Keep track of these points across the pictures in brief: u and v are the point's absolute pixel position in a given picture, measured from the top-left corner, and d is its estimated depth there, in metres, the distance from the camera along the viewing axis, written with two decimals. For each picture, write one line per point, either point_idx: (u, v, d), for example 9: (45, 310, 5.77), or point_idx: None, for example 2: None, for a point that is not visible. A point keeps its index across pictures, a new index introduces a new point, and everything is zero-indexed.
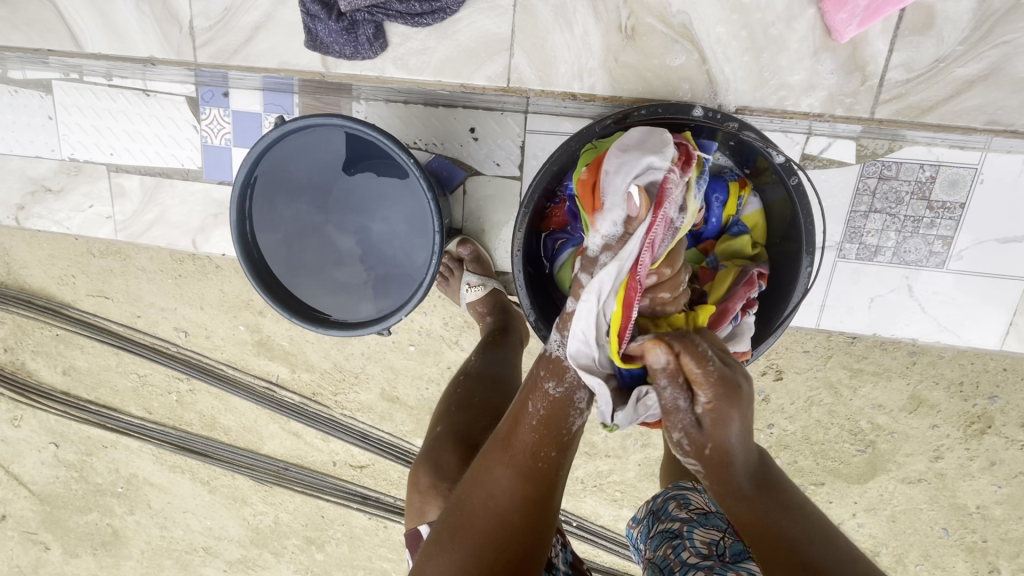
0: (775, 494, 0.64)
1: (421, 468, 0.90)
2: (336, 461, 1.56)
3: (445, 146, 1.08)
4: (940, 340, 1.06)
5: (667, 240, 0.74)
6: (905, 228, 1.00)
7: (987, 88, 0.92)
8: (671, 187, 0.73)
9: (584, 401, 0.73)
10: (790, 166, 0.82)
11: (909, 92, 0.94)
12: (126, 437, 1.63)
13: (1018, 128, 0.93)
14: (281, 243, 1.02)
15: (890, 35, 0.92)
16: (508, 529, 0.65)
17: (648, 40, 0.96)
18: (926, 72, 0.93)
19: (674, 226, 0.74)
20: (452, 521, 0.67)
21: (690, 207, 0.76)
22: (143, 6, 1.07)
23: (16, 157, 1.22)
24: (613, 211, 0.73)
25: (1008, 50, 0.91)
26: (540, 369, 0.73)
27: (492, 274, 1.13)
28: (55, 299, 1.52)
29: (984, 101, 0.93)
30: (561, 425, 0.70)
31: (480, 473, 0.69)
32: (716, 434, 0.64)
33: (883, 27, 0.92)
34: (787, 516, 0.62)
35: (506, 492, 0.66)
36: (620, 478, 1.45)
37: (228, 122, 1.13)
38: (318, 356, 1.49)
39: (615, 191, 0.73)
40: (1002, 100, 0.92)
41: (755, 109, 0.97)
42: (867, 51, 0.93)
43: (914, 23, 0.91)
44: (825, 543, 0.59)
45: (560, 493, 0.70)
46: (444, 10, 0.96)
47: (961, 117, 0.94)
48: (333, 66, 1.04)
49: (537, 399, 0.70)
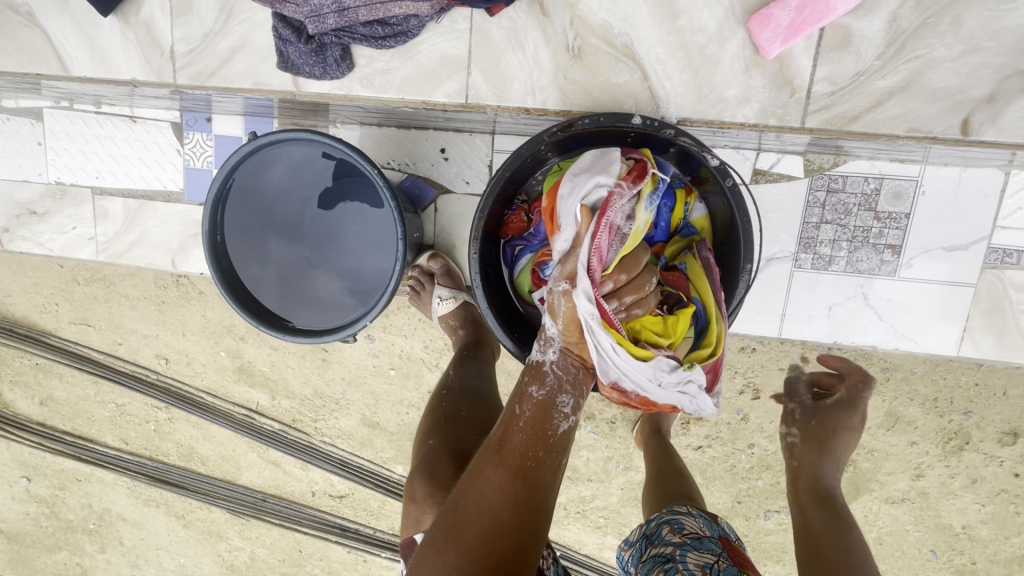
0: (828, 507, 1.02)
1: (418, 478, 0.93)
2: (315, 491, 1.54)
3: (416, 166, 1.13)
4: (898, 347, 1.08)
5: (616, 246, 0.78)
6: (855, 239, 1.04)
7: (905, 99, 0.94)
8: (617, 198, 0.77)
9: (568, 405, 0.76)
10: (725, 169, 0.85)
11: (834, 104, 0.96)
12: (101, 469, 1.61)
13: (938, 135, 0.95)
14: (257, 264, 1.07)
15: (812, 52, 0.94)
16: (498, 527, 0.67)
17: (594, 59, 0.98)
18: (848, 84, 0.95)
19: (622, 232, 0.78)
20: (446, 522, 0.70)
21: (639, 216, 0.80)
22: (128, 32, 1.09)
23: (6, 182, 1.26)
24: (565, 230, 0.77)
25: (922, 63, 0.93)
26: (523, 375, 0.78)
27: (463, 287, 1.16)
28: (37, 327, 1.53)
29: (904, 111, 0.95)
30: (545, 426, 0.74)
31: (472, 477, 0.72)
32: (827, 426, 1.10)
33: (805, 44, 0.94)
34: (849, 538, 0.95)
35: (496, 492, 0.69)
36: (603, 503, 1.44)
37: (211, 146, 1.18)
38: (299, 382, 1.49)
39: (566, 211, 0.78)
40: (920, 110, 0.94)
41: (695, 120, 0.98)
42: (793, 66, 0.95)
43: (834, 40, 0.94)
44: (863, 558, 0.92)
45: (551, 496, 0.72)
46: (406, 34, 0.99)
47: (886, 125, 0.96)
48: (304, 86, 1.05)
49: (524, 402, 0.75)
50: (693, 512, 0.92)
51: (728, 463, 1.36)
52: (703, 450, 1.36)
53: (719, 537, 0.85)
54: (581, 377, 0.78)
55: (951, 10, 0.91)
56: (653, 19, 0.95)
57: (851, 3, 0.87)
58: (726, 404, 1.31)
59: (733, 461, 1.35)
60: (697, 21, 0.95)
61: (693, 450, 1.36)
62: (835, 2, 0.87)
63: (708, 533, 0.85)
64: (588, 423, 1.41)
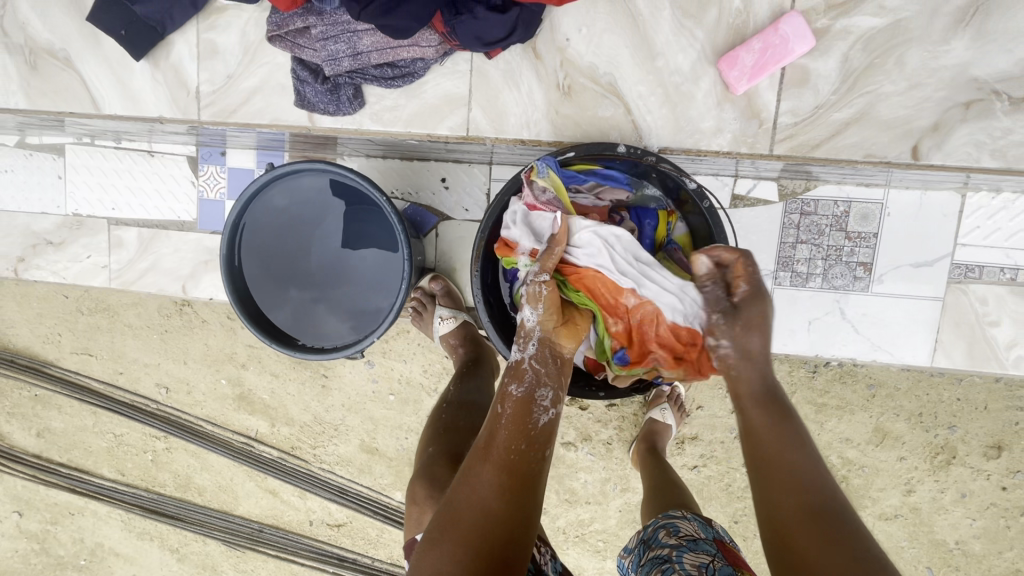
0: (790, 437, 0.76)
1: (419, 482, 0.99)
2: (313, 520, 1.55)
3: (419, 195, 1.21)
4: (877, 359, 1.15)
5: (560, 206, 0.92)
6: (829, 257, 1.12)
7: (862, 128, 1.02)
8: (529, 194, 0.92)
9: (546, 399, 0.83)
10: (702, 192, 0.94)
11: (799, 133, 1.03)
12: (95, 502, 1.62)
13: (892, 159, 1.02)
14: (270, 288, 1.14)
15: (776, 87, 1.03)
16: (490, 518, 0.71)
17: (582, 96, 1.06)
18: (809, 117, 1.03)
19: (554, 197, 0.92)
20: (440, 520, 0.73)
21: (553, 182, 0.91)
22: (157, 75, 1.14)
23: (24, 215, 1.33)
24: (525, 240, 0.91)
25: (873, 98, 1.01)
26: (503, 377, 0.85)
27: (462, 307, 1.22)
28: (39, 357, 1.56)
29: (861, 139, 1.02)
30: (526, 420, 0.79)
31: (463, 475, 0.76)
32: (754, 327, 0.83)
33: (770, 81, 1.02)
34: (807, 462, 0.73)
35: (486, 485, 0.73)
36: (601, 526, 1.45)
37: (224, 178, 1.25)
38: (298, 409, 1.50)
39: (516, 234, 0.92)
40: (874, 138, 1.02)
41: (674, 150, 1.07)
42: (760, 100, 1.03)
43: (794, 78, 1.02)
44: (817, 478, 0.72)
45: (539, 488, 0.76)
46: (412, 75, 1.07)
47: (844, 152, 1.03)
48: (318, 121, 1.12)
49: (505, 401, 0.81)
50: (687, 515, 0.94)
51: (724, 481, 1.39)
52: (699, 469, 1.39)
53: (714, 539, 0.87)
54: (556, 369, 0.86)
55: (898, 49, 0.99)
56: (633, 60, 1.04)
57: (806, 45, 0.99)
58: (720, 422, 1.36)
59: (729, 479, 1.38)
60: (673, 62, 1.04)
61: (690, 470, 1.39)
62: (791, 46, 0.99)
63: (703, 535, 0.87)
64: (585, 445, 1.43)
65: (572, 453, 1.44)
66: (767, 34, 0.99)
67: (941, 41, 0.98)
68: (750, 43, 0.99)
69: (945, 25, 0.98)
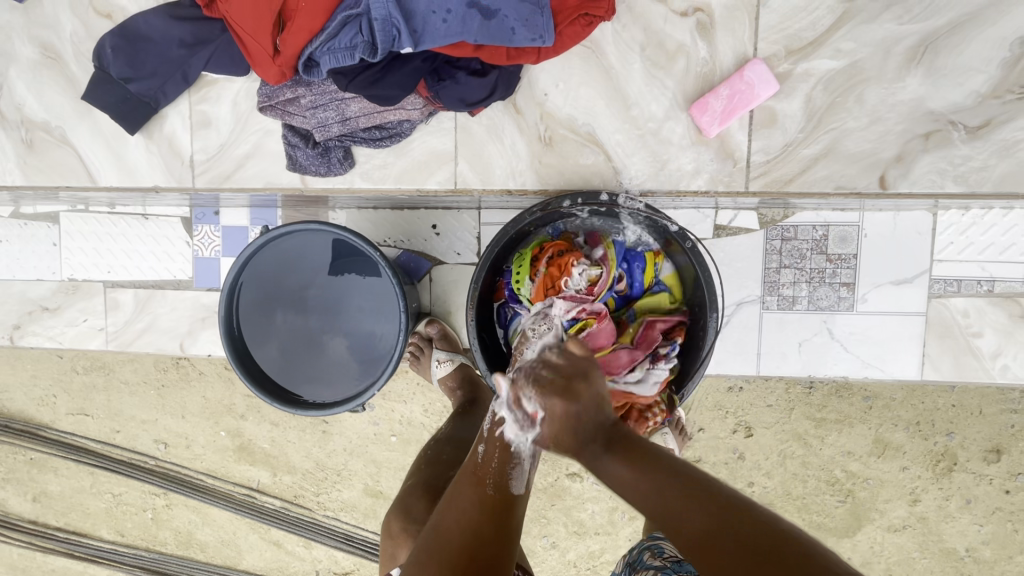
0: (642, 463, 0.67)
1: (393, 515, 1.01)
2: (320, 569, 1.53)
3: (411, 242, 1.24)
4: (867, 375, 1.19)
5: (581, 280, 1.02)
6: (813, 279, 1.16)
7: (831, 161, 1.07)
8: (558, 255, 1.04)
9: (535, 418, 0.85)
10: (684, 233, 0.97)
11: (772, 169, 1.08)
12: (95, 565, 1.59)
13: (862, 190, 1.07)
14: (269, 341, 1.15)
15: (747, 128, 1.07)
16: (477, 537, 0.71)
17: (563, 145, 1.11)
18: (781, 153, 1.07)
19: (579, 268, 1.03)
20: (429, 545, 0.72)
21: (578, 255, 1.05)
22: (151, 146, 1.18)
23: (19, 281, 1.34)
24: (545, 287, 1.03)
25: (838, 133, 1.06)
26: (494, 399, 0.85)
27: (459, 349, 1.24)
28: (34, 421, 1.54)
29: (830, 172, 1.07)
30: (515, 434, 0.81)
31: (451, 498, 0.76)
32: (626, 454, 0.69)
33: (740, 123, 1.07)
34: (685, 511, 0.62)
35: (473, 505, 0.74)
36: (613, 556, 1.45)
37: (219, 237, 1.28)
38: (299, 457, 1.49)
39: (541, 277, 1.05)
40: (843, 170, 1.07)
41: (655, 191, 1.11)
42: (732, 141, 1.08)
43: (763, 119, 1.07)
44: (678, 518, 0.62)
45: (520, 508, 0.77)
46: (400, 135, 1.11)
47: (815, 185, 1.07)
48: (311, 182, 1.15)
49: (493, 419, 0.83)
50: None
51: None
52: None
53: None
54: None
55: (857, 87, 1.05)
56: (609, 110, 1.09)
57: (770, 90, 1.04)
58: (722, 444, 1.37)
59: None
60: (647, 110, 1.08)
61: None
62: (757, 90, 1.04)
63: None
64: (590, 475, 1.43)
65: (578, 484, 1.43)
66: (732, 81, 1.05)
67: (896, 79, 1.04)
68: (717, 90, 1.05)
69: (898, 63, 1.04)
